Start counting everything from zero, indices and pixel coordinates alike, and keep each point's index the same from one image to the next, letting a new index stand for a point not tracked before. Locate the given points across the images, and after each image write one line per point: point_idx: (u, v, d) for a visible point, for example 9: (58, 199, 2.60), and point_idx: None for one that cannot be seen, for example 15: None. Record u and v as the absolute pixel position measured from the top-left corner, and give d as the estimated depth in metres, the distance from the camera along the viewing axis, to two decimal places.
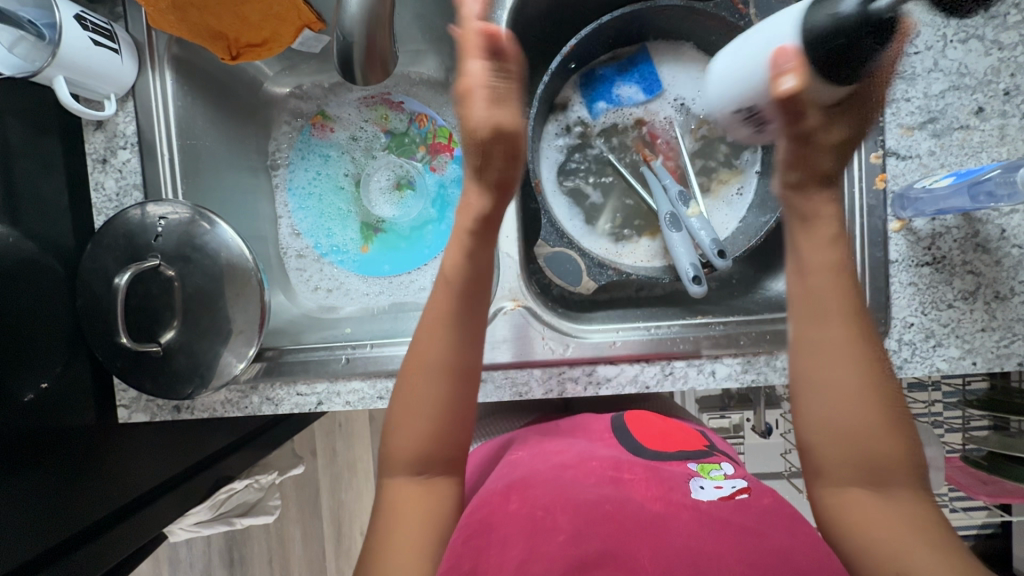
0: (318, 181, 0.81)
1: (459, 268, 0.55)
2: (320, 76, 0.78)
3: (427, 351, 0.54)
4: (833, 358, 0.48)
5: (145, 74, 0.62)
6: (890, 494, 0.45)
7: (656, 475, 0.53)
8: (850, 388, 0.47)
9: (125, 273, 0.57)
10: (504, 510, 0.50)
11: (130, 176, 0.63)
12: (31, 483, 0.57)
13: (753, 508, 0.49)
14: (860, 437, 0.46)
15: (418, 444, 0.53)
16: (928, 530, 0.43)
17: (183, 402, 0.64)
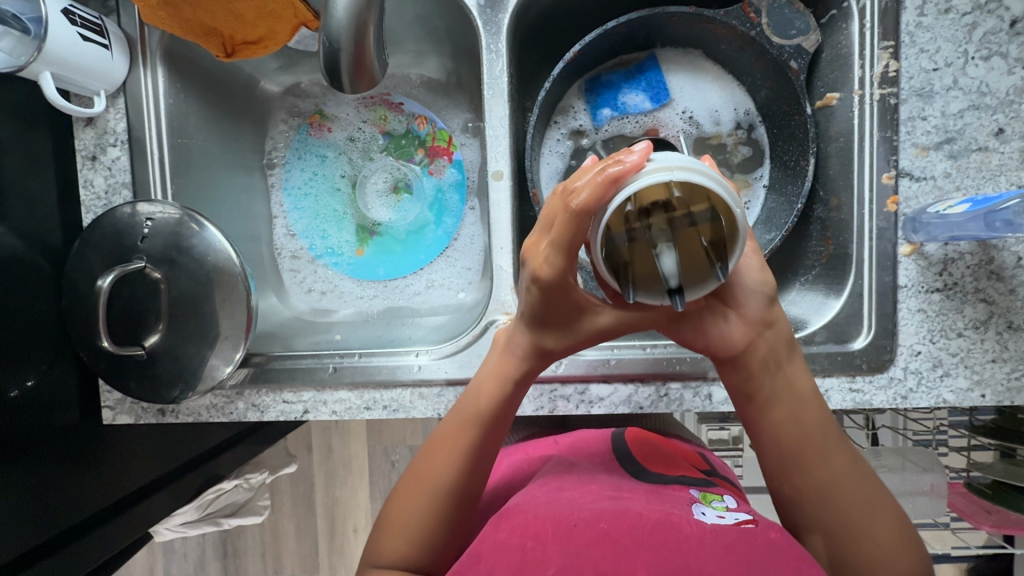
0: (314, 182, 0.79)
1: (491, 402, 0.49)
2: (318, 75, 0.77)
3: (436, 473, 0.49)
4: (777, 394, 0.44)
5: (137, 70, 0.61)
6: (857, 519, 0.43)
7: (657, 496, 0.49)
8: (848, 510, 0.44)
9: (108, 275, 0.55)
10: (492, 539, 0.44)
11: (119, 174, 0.61)
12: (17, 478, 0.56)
13: (760, 535, 0.42)
14: (816, 463, 0.44)
15: (403, 554, 0.48)
16: (900, 529, 0.44)
17: (168, 406, 0.63)
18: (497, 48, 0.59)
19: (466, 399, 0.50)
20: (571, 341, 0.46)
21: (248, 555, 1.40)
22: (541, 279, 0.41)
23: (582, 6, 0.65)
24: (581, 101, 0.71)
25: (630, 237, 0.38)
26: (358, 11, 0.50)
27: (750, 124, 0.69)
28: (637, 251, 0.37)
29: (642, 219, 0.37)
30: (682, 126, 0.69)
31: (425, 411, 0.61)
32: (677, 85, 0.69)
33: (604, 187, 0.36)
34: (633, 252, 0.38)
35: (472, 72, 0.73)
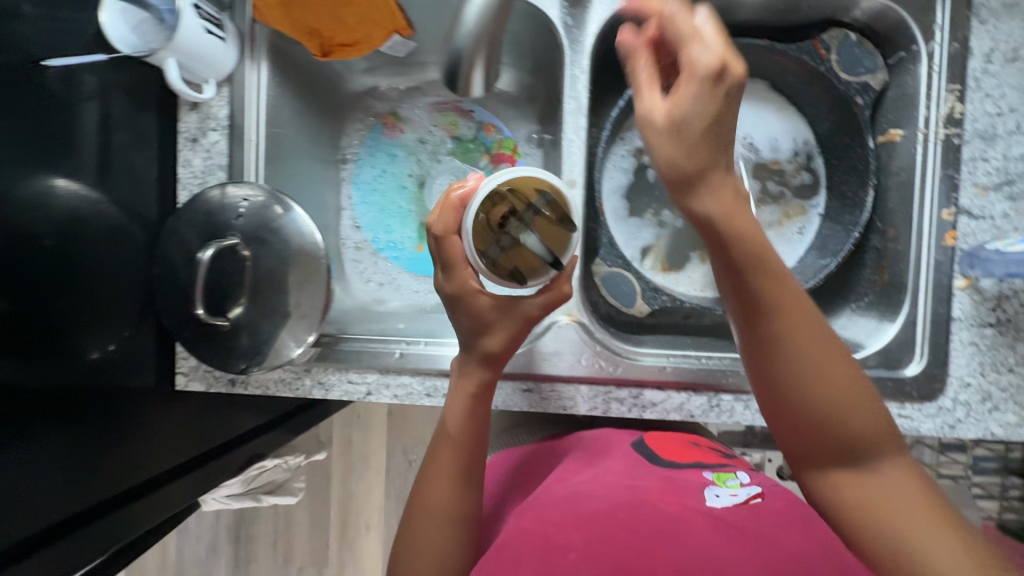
0: (383, 178, 0.84)
1: (461, 428, 0.57)
2: (397, 79, 0.82)
3: (436, 490, 0.55)
4: (802, 367, 0.43)
5: (244, 63, 0.65)
6: (843, 399, 0.43)
7: (674, 487, 0.56)
8: (835, 391, 0.43)
9: (208, 248, 0.60)
10: (518, 526, 0.52)
11: (217, 157, 0.66)
12: (67, 439, 0.58)
13: (767, 512, 0.51)
14: (842, 427, 0.43)
15: (435, 558, 0.54)
16: (929, 497, 0.43)
17: (239, 377, 0.66)
18: (579, 65, 0.63)
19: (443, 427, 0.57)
20: (508, 328, 0.55)
21: (260, 544, 1.43)
22: (452, 290, 0.53)
23: None
24: None
25: (500, 248, 0.51)
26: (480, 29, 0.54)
27: (808, 154, 0.71)
28: (511, 250, 0.51)
29: (501, 229, 0.51)
30: (742, 151, 0.72)
31: None
32: (741, 112, 0.72)
33: (456, 210, 0.52)
34: (515, 253, 0.51)
35: (544, 86, 0.78)
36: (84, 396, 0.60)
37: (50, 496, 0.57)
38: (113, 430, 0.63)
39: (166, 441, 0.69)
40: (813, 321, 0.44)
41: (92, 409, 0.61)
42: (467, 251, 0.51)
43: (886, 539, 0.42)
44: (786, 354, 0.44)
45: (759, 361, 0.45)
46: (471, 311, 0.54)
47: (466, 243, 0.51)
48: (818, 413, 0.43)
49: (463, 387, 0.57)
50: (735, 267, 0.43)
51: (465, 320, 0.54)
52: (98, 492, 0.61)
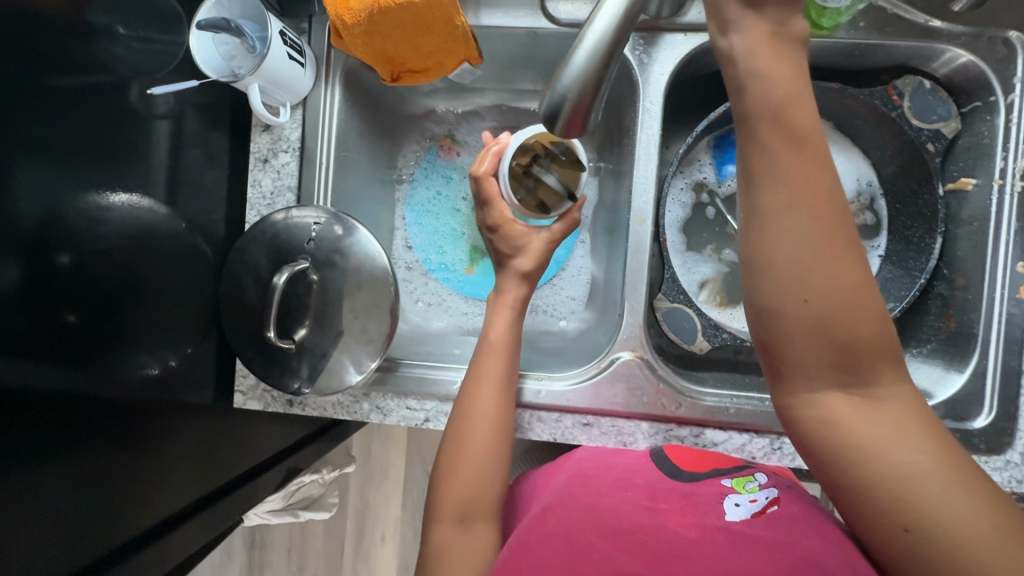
0: (436, 200, 0.84)
1: (503, 334, 0.60)
2: (456, 103, 0.83)
3: (477, 404, 0.56)
4: (808, 278, 0.35)
5: (319, 87, 0.67)
6: (850, 336, 0.36)
7: (690, 503, 0.48)
8: (841, 325, 0.35)
9: (285, 273, 0.59)
10: (539, 529, 0.46)
11: (287, 178, 0.67)
12: (78, 471, 0.56)
13: (786, 524, 0.43)
14: (849, 340, 0.36)
15: (472, 486, 0.53)
16: (924, 420, 0.37)
17: (298, 398, 0.66)
18: (651, 101, 0.63)
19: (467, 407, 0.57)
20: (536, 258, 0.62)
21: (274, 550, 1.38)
22: (495, 219, 0.63)
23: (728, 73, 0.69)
24: (707, 155, 0.74)
25: (530, 183, 0.63)
26: (594, 70, 0.42)
27: (871, 196, 0.71)
28: (539, 188, 0.63)
29: (530, 171, 0.63)
30: None
31: (541, 433, 0.64)
32: None
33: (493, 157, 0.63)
34: (539, 190, 0.63)
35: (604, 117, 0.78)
36: (99, 429, 0.57)
37: (55, 540, 0.55)
38: (142, 454, 0.62)
39: (187, 473, 0.68)
40: (832, 221, 0.35)
41: (119, 429, 0.59)
42: (504, 190, 0.63)
43: (888, 491, 0.35)
44: (791, 265, 0.35)
45: (755, 274, 0.37)
46: (510, 237, 0.63)
47: (502, 182, 0.62)
48: (816, 339, 0.36)
49: (504, 298, 0.62)
50: (748, 171, 0.36)
51: (503, 246, 0.63)
52: (118, 522, 0.61)
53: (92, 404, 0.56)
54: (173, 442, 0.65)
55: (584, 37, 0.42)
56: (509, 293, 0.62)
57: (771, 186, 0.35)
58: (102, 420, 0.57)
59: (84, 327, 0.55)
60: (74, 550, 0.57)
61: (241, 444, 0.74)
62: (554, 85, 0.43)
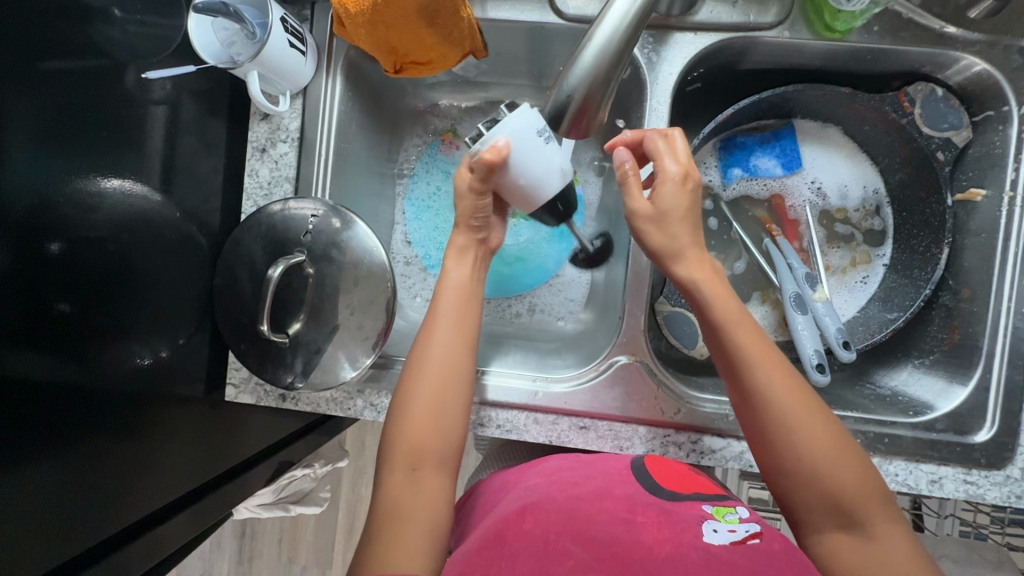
0: (437, 196, 0.83)
1: (462, 279, 0.58)
2: (459, 97, 0.82)
3: (435, 349, 0.55)
4: (788, 415, 0.48)
5: (320, 76, 0.65)
6: (825, 460, 0.46)
7: (668, 519, 0.48)
8: (817, 451, 0.47)
9: (280, 265, 0.58)
10: (516, 528, 0.48)
11: (285, 168, 0.66)
12: (63, 470, 0.55)
13: (764, 557, 0.44)
14: (827, 479, 0.46)
15: (425, 432, 0.52)
16: (893, 516, 0.46)
17: (291, 392, 0.65)
18: (656, 103, 0.61)
19: (427, 339, 0.55)
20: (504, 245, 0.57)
21: (264, 539, 1.35)
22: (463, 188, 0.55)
23: (737, 75, 0.68)
24: (713, 158, 0.73)
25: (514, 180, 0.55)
26: (603, 67, 0.40)
27: (877, 204, 0.70)
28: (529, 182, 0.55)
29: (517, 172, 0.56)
30: (809, 197, 0.71)
31: (536, 436, 0.63)
32: (811, 155, 0.71)
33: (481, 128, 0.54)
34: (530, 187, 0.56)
35: None
36: (89, 425, 0.57)
37: (33, 540, 0.53)
38: (128, 448, 0.61)
39: (174, 469, 0.66)
40: (784, 368, 0.50)
41: (109, 423, 0.58)
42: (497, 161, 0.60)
43: None
44: (775, 405, 0.48)
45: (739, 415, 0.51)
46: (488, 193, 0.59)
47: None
48: (810, 465, 0.47)
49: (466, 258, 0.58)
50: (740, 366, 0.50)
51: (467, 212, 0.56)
52: (107, 516, 0.60)
53: (85, 393, 0.56)
54: (161, 440, 0.64)
55: (595, 33, 0.40)
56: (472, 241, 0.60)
57: (753, 373, 0.49)
58: (96, 415, 0.57)
59: (77, 316, 0.55)
60: (63, 544, 0.56)
61: (232, 440, 0.73)
62: (560, 84, 0.42)
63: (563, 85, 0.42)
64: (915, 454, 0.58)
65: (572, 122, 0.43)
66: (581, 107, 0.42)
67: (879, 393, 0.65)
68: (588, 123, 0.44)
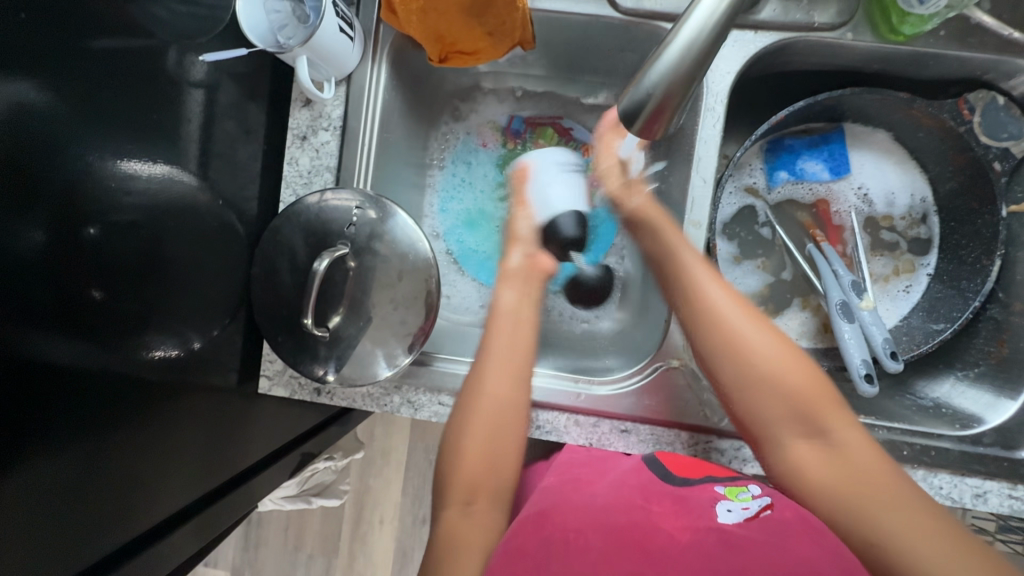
0: (470, 189, 0.81)
1: (512, 314, 0.62)
2: (498, 88, 0.80)
3: (485, 383, 0.57)
4: (742, 335, 0.53)
5: (365, 63, 0.63)
6: (775, 370, 0.51)
7: (683, 507, 0.50)
8: (766, 363, 0.51)
9: (325, 258, 0.56)
10: (533, 534, 0.47)
11: (326, 157, 0.64)
12: (99, 468, 0.55)
13: (777, 526, 0.46)
14: (784, 388, 0.50)
15: (482, 468, 0.54)
16: (853, 426, 0.49)
17: (327, 386, 0.64)
18: (711, 103, 0.60)
19: (476, 380, 0.57)
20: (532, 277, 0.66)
21: (271, 526, 1.35)
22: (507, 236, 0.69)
23: (790, 75, 0.66)
24: (759, 160, 0.72)
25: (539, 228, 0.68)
26: (688, 68, 0.39)
27: (924, 212, 0.70)
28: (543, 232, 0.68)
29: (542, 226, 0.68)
30: (854, 203, 0.70)
31: (576, 438, 0.62)
32: (859, 160, 0.70)
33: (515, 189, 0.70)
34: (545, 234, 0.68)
35: None
36: (127, 417, 0.56)
37: (61, 544, 0.53)
38: (156, 451, 0.61)
39: (190, 469, 0.65)
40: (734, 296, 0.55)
41: (141, 422, 0.58)
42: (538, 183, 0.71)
43: (829, 488, 0.46)
44: (731, 324, 0.53)
45: (696, 339, 0.55)
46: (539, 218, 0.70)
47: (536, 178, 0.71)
48: (761, 376, 0.51)
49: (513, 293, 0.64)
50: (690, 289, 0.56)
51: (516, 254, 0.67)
52: (132, 501, 0.59)
53: (119, 383, 0.55)
54: (183, 441, 0.63)
55: (680, 32, 0.39)
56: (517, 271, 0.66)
57: (707, 296, 0.55)
58: (134, 411, 0.57)
59: (113, 304, 0.53)
60: (86, 546, 0.55)
61: (253, 428, 0.73)
62: (637, 83, 0.41)
63: (642, 84, 0.41)
64: (961, 469, 0.58)
65: (647, 121, 0.42)
66: (655, 109, 0.42)
67: (922, 404, 0.64)
68: (662, 125, 0.43)
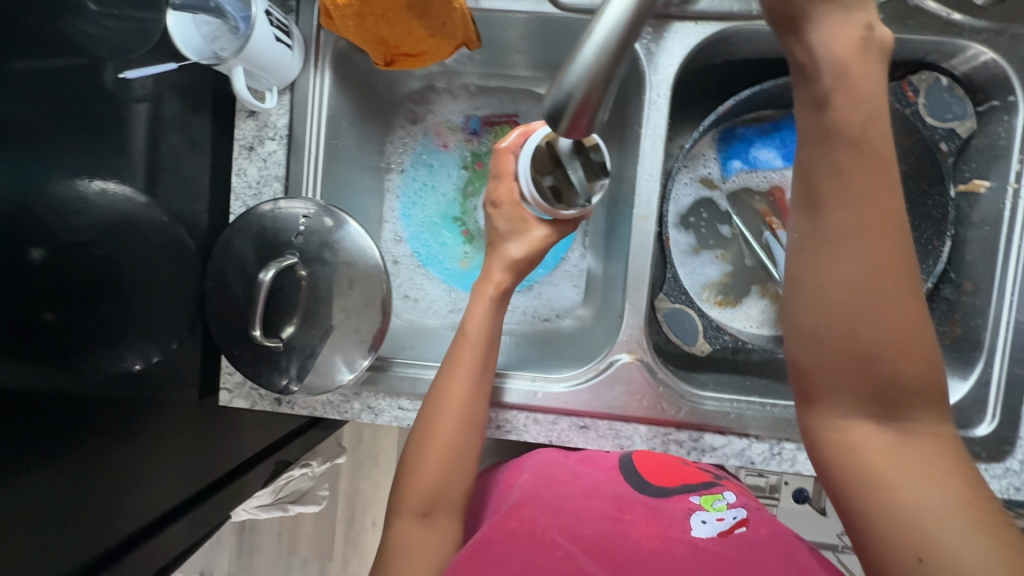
0: (427, 191, 0.81)
1: (480, 328, 0.60)
2: (450, 88, 0.79)
3: (448, 396, 0.57)
4: (842, 269, 0.36)
5: (308, 71, 0.63)
6: (875, 316, 0.36)
7: (655, 515, 0.51)
8: (865, 300, 0.36)
9: (271, 268, 0.56)
10: (502, 529, 0.49)
11: (274, 167, 0.64)
12: (69, 472, 0.54)
13: (751, 543, 0.46)
14: (893, 364, 0.37)
15: (436, 478, 0.55)
16: (945, 438, 0.38)
17: (285, 397, 0.64)
18: (655, 96, 0.60)
19: (441, 396, 0.57)
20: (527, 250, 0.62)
21: (264, 534, 1.35)
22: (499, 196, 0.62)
23: (735, 64, 0.66)
24: (712, 149, 0.72)
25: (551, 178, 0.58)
26: (601, 64, 0.39)
27: None
28: (561, 181, 0.58)
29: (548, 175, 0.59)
30: None
31: (537, 436, 0.63)
32: None
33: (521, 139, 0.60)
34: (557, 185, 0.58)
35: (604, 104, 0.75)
36: (89, 424, 0.55)
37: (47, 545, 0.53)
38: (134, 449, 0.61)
39: (174, 469, 0.65)
40: (895, 247, 0.36)
41: (108, 426, 0.57)
42: (522, 172, 0.58)
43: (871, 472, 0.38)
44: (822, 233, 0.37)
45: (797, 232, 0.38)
46: (510, 216, 0.62)
47: (523, 163, 0.58)
48: (845, 291, 0.36)
49: (485, 289, 0.61)
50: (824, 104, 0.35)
51: (502, 224, 0.62)
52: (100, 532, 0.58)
53: (75, 406, 0.54)
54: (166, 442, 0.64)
55: (595, 34, 0.39)
56: (492, 280, 0.62)
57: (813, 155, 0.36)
58: (100, 419, 0.56)
59: (63, 323, 0.53)
60: (65, 543, 0.54)
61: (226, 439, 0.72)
62: (559, 83, 0.40)
63: (564, 82, 0.40)
64: None
65: (571, 121, 0.41)
66: (581, 105, 0.40)
67: None
68: (588, 123, 0.42)
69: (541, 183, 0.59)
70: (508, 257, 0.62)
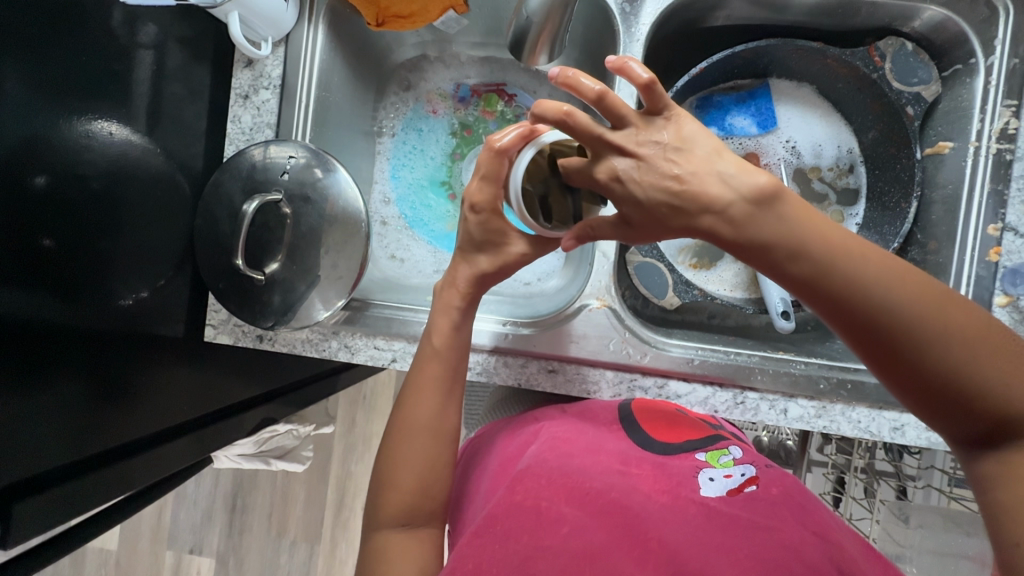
0: (416, 155, 0.84)
1: (446, 341, 0.56)
2: (440, 55, 0.83)
3: (414, 416, 0.54)
4: (892, 306, 0.38)
5: (302, 25, 0.68)
6: (928, 343, 0.37)
7: (662, 471, 0.50)
8: (922, 337, 0.37)
9: (253, 201, 0.61)
10: (506, 502, 0.45)
11: (267, 115, 0.69)
12: (56, 391, 0.57)
13: (762, 504, 0.46)
14: (977, 390, 0.37)
15: (417, 492, 0.52)
16: None
17: (267, 333, 0.67)
18: (631, 49, 0.62)
19: (409, 412, 0.55)
20: (499, 265, 0.56)
21: (254, 514, 1.35)
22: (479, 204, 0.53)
23: (710, 29, 0.69)
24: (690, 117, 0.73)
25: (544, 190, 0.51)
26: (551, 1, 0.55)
27: (851, 162, 0.71)
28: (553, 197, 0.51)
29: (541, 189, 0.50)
30: (784, 155, 0.72)
31: (506, 379, 0.64)
32: (786, 115, 0.72)
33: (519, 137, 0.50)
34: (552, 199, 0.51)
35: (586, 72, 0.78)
36: (76, 346, 0.58)
37: (31, 455, 0.55)
38: (123, 378, 0.63)
39: (166, 399, 0.67)
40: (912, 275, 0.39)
41: (93, 354, 0.59)
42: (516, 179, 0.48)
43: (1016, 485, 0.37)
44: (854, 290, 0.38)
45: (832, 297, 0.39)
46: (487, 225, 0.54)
47: (516, 168, 0.49)
48: (909, 334, 0.38)
49: (452, 293, 0.57)
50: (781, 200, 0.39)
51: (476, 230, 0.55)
52: (93, 451, 0.61)
53: (77, 336, 0.57)
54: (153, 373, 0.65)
55: None
56: (457, 287, 0.57)
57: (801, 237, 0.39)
58: (81, 349, 0.58)
59: (61, 251, 0.56)
60: (47, 451, 0.57)
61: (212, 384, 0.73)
62: (520, 13, 0.58)
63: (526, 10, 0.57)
64: (877, 401, 0.59)
65: (529, 44, 0.60)
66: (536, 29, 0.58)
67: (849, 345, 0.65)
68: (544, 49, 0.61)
69: (526, 192, 0.50)
70: (475, 268, 0.56)
